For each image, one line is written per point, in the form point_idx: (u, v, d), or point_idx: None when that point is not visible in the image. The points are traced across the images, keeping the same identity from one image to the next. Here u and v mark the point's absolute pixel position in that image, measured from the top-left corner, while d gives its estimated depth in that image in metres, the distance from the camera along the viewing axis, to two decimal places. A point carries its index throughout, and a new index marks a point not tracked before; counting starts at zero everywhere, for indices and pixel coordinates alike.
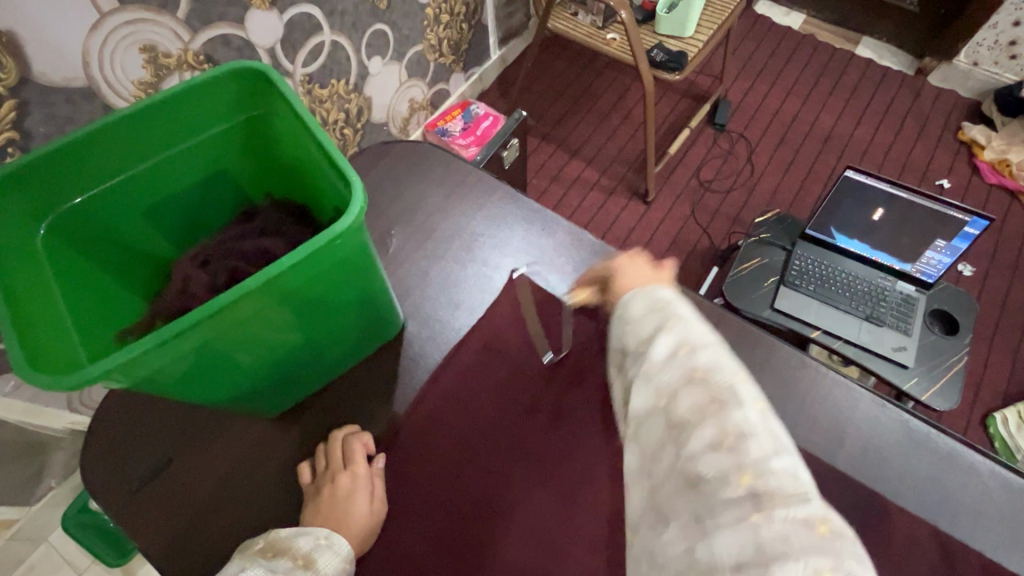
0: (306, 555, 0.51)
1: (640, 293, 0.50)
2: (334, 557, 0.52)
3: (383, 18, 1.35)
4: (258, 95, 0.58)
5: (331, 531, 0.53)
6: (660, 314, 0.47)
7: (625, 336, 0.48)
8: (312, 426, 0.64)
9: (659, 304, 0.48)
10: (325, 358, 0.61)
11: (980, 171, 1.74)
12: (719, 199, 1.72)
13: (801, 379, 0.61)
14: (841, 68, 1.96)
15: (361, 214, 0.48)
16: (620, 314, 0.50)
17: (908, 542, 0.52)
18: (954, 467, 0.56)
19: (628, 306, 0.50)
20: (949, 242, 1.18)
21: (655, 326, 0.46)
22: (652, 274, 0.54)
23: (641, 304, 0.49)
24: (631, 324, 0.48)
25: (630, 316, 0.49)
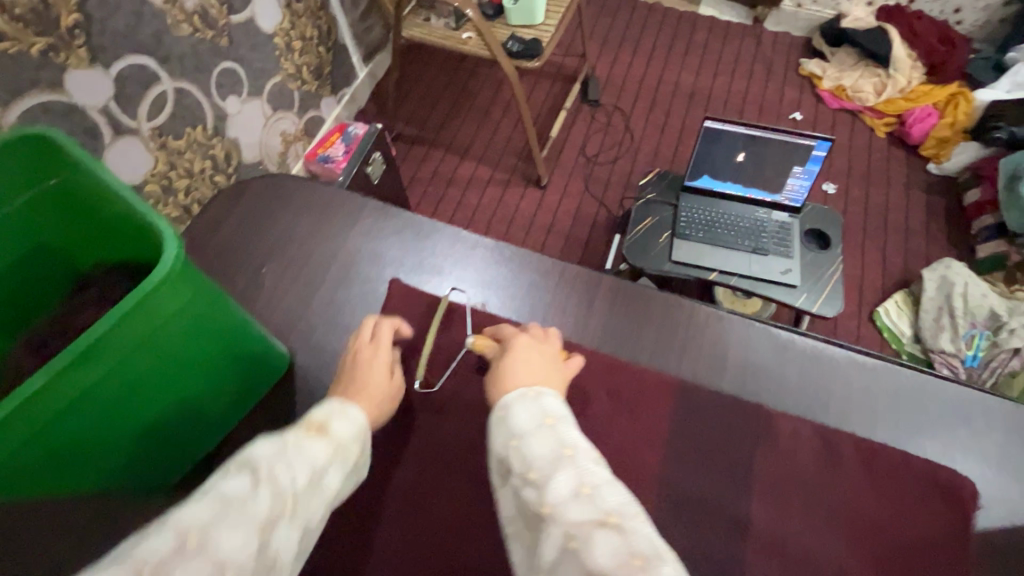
0: (322, 419, 0.51)
1: (529, 401, 0.51)
2: (351, 417, 0.53)
3: (229, 55, 1.30)
4: (58, 164, 0.52)
5: (343, 401, 0.55)
6: (555, 436, 0.47)
7: (518, 442, 0.47)
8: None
9: (549, 421, 0.49)
10: (205, 418, 0.58)
11: (823, 99, 1.93)
12: (607, 170, 1.80)
13: (679, 320, 0.65)
14: (690, 28, 2.11)
15: (182, 251, 0.46)
16: (505, 422, 0.49)
17: (792, 439, 0.57)
18: (816, 363, 0.63)
19: (515, 414, 0.49)
20: (804, 167, 1.32)
21: (553, 454, 0.45)
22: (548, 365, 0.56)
23: (528, 418, 0.49)
24: (523, 441, 0.47)
25: (522, 431, 0.48)
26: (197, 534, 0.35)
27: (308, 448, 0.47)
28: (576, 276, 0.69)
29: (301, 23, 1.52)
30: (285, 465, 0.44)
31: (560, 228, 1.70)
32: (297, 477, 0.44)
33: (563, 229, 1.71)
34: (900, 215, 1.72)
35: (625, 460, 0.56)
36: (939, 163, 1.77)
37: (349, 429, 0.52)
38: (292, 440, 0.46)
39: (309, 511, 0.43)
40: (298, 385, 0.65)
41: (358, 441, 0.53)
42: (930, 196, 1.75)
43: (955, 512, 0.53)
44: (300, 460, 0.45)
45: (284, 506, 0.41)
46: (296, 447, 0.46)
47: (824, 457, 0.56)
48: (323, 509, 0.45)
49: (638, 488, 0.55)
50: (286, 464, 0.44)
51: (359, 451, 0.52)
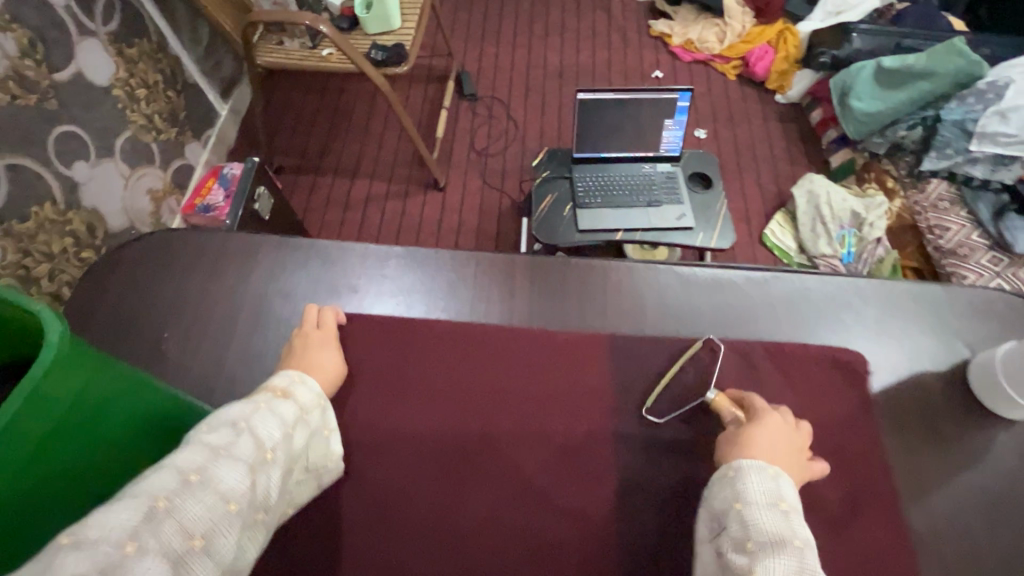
0: (283, 390, 0.53)
1: (759, 475, 0.47)
2: (296, 400, 0.53)
3: (62, 118, 1.17)
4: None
5: (289, 382, 0.54)
6: (787, 523, 0.43)
7: (742, 508, 0.45)
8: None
9: (779, 503, 0.45)
10: None
11: (676, 55, 2.09)
12: (499, 160, 1.83)
13: (593, 279, 0.69)
14: (544, 11, 2.19)
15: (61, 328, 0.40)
16: (734, 482, 0.47)
17: (714, 361, 0.61)
18: (719, 288, 0.69)
19: (748, 481, 0.47)
20: (674, 119, 1.42)
21: (777, 538, 0.43)
22: (788, 445, 0.51)
23: (760, 491, 0.46)
24: (748, 508, 0.45)
25: (750, 499, 0.46)
26: (122, 543, 0.36)
27: (246, 444, 0.46)
28: (489, 262, 0.71)
29: (139, 69, 1.40)
30: (219, 466, 0.43)
31: (469, 226, 1.71)
32: (232, 477, 0.43)
33: (472, 226, 1.72)
34: (764, 145, 1.91)
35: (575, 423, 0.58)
36: (784, 94, 1.99)
37: (293, 414, 0.51)
38: (228, 439, 0.45)
39: (246, 508, 0.43)
40: None
41: (304, 425, 0.52)
42: (783, 123, 1.96)
43: (856, 385, 0.60)
44: (237, 459, 0.44)
45: (216, 508, 0.41)
46: (263, 412, 0.49)
47: (746, 370, 0.61)
48: (266, 502, 0.46)
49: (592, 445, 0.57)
50: (217, 468, 0.43)
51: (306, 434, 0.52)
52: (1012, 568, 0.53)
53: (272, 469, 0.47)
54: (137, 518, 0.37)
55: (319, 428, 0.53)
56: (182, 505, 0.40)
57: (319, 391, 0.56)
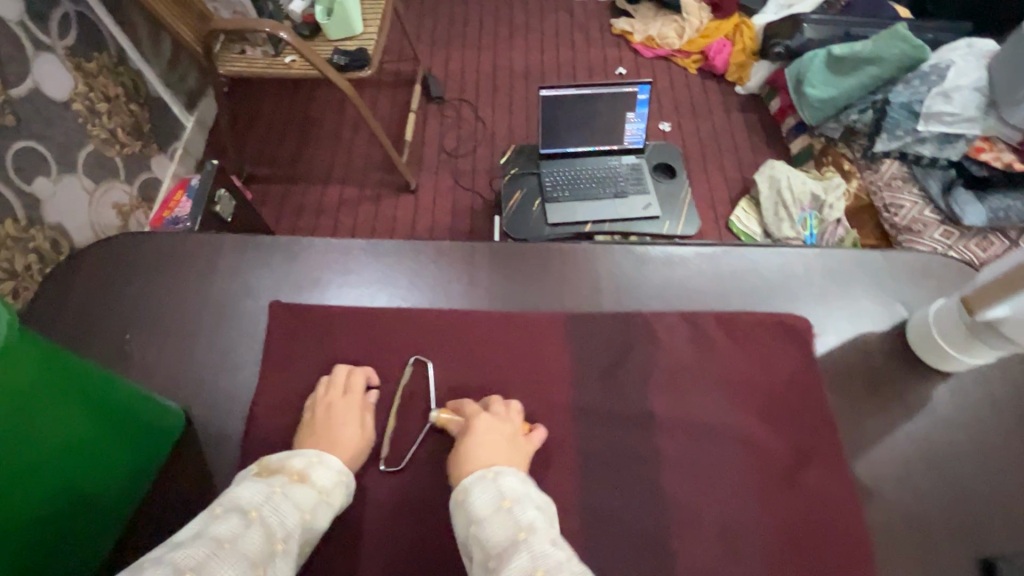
0: (301, 471, 0.51)
1: (483, 486, 0.49)
2: (312, 489, 0.50)
3: (21, 134, 1.16)
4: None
5: (307, 466, 0.52)
6: (511, 518, 0.46)
7: (476, 527, 0.46)
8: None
9: (504, 502, 0.48)
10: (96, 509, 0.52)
11: (639, 51, 2.14)
12: (470, 160, 1.86)
13: (552, 261, 0.71)
14: (508, 13, 2.23)
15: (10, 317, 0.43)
16: (462, 505, 0.49)
17: (669, 331, 0.64)
18: (673, 264, 0.71)
19: (475, 497, 0.49)
20: (635, 112, 1.46)
21: (508, 540, 0.44)
22: (508, 441, 0.55)
23: (485, 500, 0.48)
24: (477, 524, 0.46)
25: (478, 515, 0.47)
26: None
27: (252, 537, 0.43)
28: (450, 251, 0.72)
29: (99, 83, 1.39)
30: (221, 561, 0.40)
31: (442, 226, 1.72)
32: (235, 573, 0.40)
33: (445, 227, 1.73)
34: (726, 135, 1.96)
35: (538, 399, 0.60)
36: (743, 85, 2.05)
37: (308, 505, 0.49)
38: (236, 529, 0.42)
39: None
40: (200, 439, 0.61)
41: (318, 518, 0.49)
42: (744, 114, 2.02)
43: (803, 347, 0.63)
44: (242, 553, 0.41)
45: None
46: (275, 502, 0.47)
47: (698, 338, 0.63)
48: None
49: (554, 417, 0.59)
50: (215, 564, 0.39)
51: (320, 525, 0.49)
52: (949, 510, 0.57)
53: (277, 565, 0.43)
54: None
55: (334, 512, 0.51)
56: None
57: (338, 471, 0.54)
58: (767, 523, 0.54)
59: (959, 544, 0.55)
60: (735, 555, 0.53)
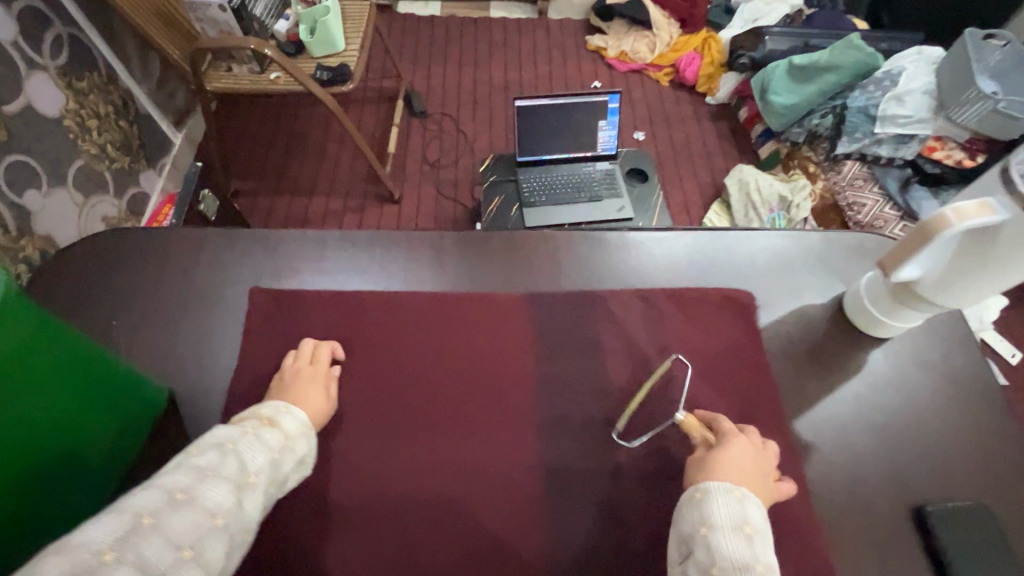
0: (270, 417, 0.55)
1: (731, 500, 0.48)
2: (282, 432, 0.54)
3: (13, 148, 1.20)
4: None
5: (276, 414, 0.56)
6: (751, 547, 0.45)
7: (709, 532, 0.46)
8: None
9: (748, 526, 0.47)
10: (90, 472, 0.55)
11: (613, 66, 2.23)
12: (452, 171, 1.92)
13: (514, 248, 0.76)
14: (487, 31, 2.32)
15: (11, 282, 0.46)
16: (700, 501, 0.49)
17: (622, 307, 0.69)
18: (627, 248, 0.77)
19: (715, 503, 0.48)
20: (607, 120, 1.54)
21: (745, 563, 0.44)
22: (751, 468, 0.53)
23: (729, 514, 0.47)
24: (716, 530, 0.46)
25: (716, 521, 0.47)
26: (102, 550, 0.37)
27: (228, 472, 0.47)
28: (420, 240, 0.77)
29: (90, 101, 1.44)
30: (207, 485, 0.45)
31: None
32: (221, 494, 0.45)
33: None
34: (698, 143, 2.04)
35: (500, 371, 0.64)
36: (713, 96, 2.14)
37: (279, 445, 0.53)
38: (215, 462, 0.47)
39: (229, 533, 0.44)
40: (183, 416, 0.65)
41: (290, 457, 0.54)
42: (715, 122, 2.11)
43: (746, 317, 0.68)
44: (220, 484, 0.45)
45: (202, 523, 0.42)
46: (251, 438, 0.51)
47: (649, 313, 0.68)
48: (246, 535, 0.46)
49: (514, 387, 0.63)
50: (204, 488, 0.44)
51: (291, 464, 0.53)
52: (883, 465, 0.61)
53: (255, 493, 0.48)
54: (120, 535, 0.39)
55: (305, 457, 0.55)
56: (163, 528, 0.40)
57: (304, 420, 0.58)
58: None
59: (891, 492, 0.60)
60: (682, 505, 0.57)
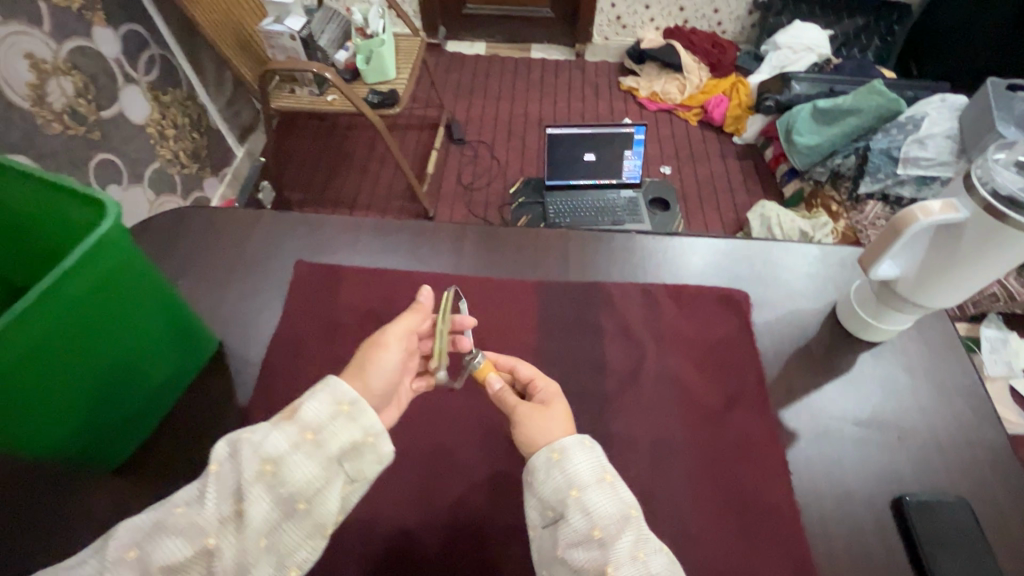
0: (292, 408, 0.46)
1: (584, 453, 0.49)
2: (292, 427, 0.44)
3: (104, 147, 1.38)
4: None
5: (298, 401, 0.46)
6: (617, 493, 0.47)
7: (579, 493, 0.47)
8: (167, 458, 0.65)
9: (606, 476, 0.48)
10: (147, 391, 0.63)
11: (643, 104, 2.35)
12: (483, 193, 2.04)
13: (530, 242, 0.84)
14: (526, 69, 2.49)
15: (118, 222, 0.53)
16: (561, 465, 0.48)
17: (624, 294, 0.75)
18: (634, 248, 0.84)
19: (575, 462, 0.48)
20: (632, 150, 1.63)
21: (619, 514, 0.45)
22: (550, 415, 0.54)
23: (589, 469, 0.48)
24: (582, 486, 0.47)
25: (582, 481, 0.47)
26: None
27: (207, 494, 0.41)
28: (447, 231, 0.86)
29: (170, 113, 1.63)
30: (170, 531, 0.39)
31: None
32: (181, 547, 0.39)
33: None
34: (722, 180, 2.12)
35: (507, 342, 0.71)
36: (740, 135, 2.23)
37: (277, 453, 0.43)
38: (193, 498, 0.41)
39: None
40: (229, 364, 0.74)
41: (301, 462, 0.43)
42: (740, 161, 2.18)
43: (740, 312, 0.73)
44: (198, 509, 0.40)
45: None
46: (244, 450, 0.42)
47: (648, 302, 0.74)
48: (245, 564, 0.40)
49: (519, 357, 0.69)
50: (161, 536, 0.39)
51: (305, 472, 0.43)
52: (865, 459, 0.64)
53: (238, 527, 0.40)
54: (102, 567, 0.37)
55: (331, 458, 0.45)
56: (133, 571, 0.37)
57: (340, 402, 0.47)
58: (696, 446, 0.63)
59: (869, 480, 0.63)
60: (666, 471, 0.62)
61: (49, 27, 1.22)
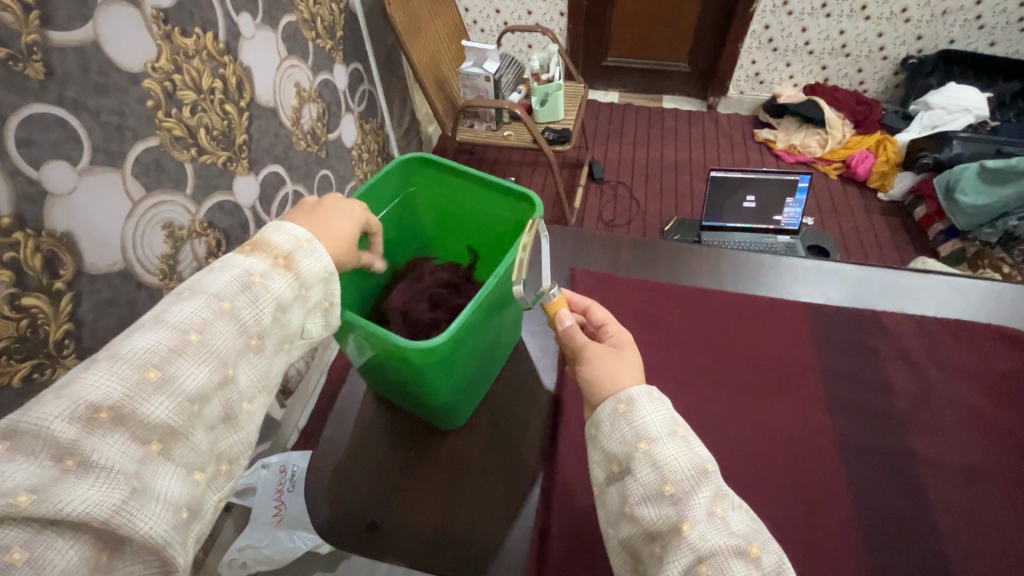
0: (286, 254, 0.52)
1: (650, 404, 0.49)
2: (295, 281, 0.52)
3: (324, 164, 1.44)
4: (421, 173, 0.74)
5: (293, 250, 0.52)
6: (691, 449, 0.46)
7: (648, 447, 0.46)
8: (491, 426, 0.74)
9: (678, 430, 0.47)
10: (498, 358, 0.75)
11: (781, 156, 2.39)
12: (625, 229, 2.12)
13: (783, 268, 0.90)
14: (660, 118, 2.60)
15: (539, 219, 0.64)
16: (628, 416, 0.48)
17: (893, 320, 0.78)
18: (892, 281, 0.87)
19: (644, 413, 0.48)
20: (794, 198, 1.68)
21: (694, 466, 0.45)
22: (616, 361, 0.54)
23: (659, 420, 0.48)
24: (656, 442, 0.46)
25: (652, 435, 0.47)
26: (59, 459, 0.35)
27: (221, 327, 0.45)
28: (697, 252, 0.92)
29: (369, 139, 1.81)
30: (186, 359, 0.42)
31: None
32: (199, 369, 0.42)
33: None
34: (869, 234, 2.09)
35: (789, 355, 0.75)
36: (886, 192, 2.21)
37: (285, 300, 0.50)
38: (197, 323, 0.44)
39: (217, 405, 0.44)
40: (520, 352, 0.81)
41: (296, 311, 0.52)
42: (886, 217, 2.15)
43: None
44: (216, 339, 0.45)
45: (185, 405, 0.41)
46: (250, 292, 0.48)
47: (920, 331, 0.76)
48: (257, 387, 0.48)
49: (801, 369, 0.73)
50: (183, 365, 0.42)
51: (296, 314, 0.52)
52: None
53: (246, 357, 0.47)
54: (128, 385, 0.39)
55: (318, 303, 0.54)
56: (165, 389, 0.40)
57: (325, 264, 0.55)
58: (1008, 475, 0.64)
59: None
60: (979, 494, 0.62)
61: (311, 62, 1.39)
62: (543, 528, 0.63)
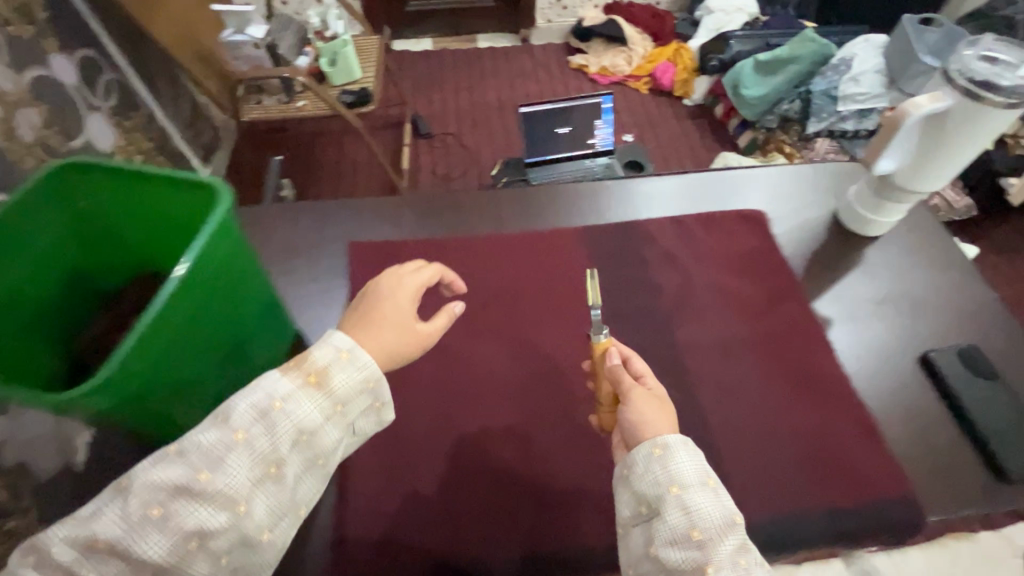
0: (321, 369, 0.49)
1: (684, 454, 0.50)
2: (324, 400, 0.49)
3: None
4: (80, 193, 0.58)
5: (328, 366, 0.50)
6: (719, 500, 0.47)
7: (679, 492, 0.48)
8: None
9: (710, 483, 0.49)
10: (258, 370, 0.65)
11: (595, 79, 2.45)
12: (462, 181, 2.08)
13: (555, 195, 0.89)
14: (478, 59, 2.53)
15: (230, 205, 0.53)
16: (663, 460, 0.49)
17: (655, 225, 0.82)
18: (652, 187, 0.90)
19: (679, 460, 0.49)
20: (602, 119, 1.76)
21: (723, 518, 0.46)
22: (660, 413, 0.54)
23: (691, 471, 0.49)
24: (687, 487, 0.48)
25: (684, 481, 0.48)
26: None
27: (232, 462, 0.45)
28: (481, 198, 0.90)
29: (136, 139, 1.49)
30: (184, 495, 0.43)
31: None
32: (202, 509, 0.43)
33: None
34: (682, 139, 2.25)
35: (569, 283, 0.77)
36: (690, 97, 2.36)
37: (310, 426, 0.48)
38: (208, 451, 0.45)
39: (227, 539, 0.44)
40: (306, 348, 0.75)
41: (330, 430, 0.50)
42: (694, 121, 2.32)
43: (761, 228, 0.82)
44: (228, 474, 0.44)
45: (178, 545, 0.42)
46: (272, 419, 0.47)
47: (679, 230, 0.82)
48: (276, 514, 0.47)
49: (578, 294, 0.76)
50: (180, 504, 0.43)
51: (330, 436, 0.50)
52: (893, 332, 0.74)
53: (265, 486, 0.46)
54: (130, 524, 0.42)
55: (367, 408, 0.52)
56: (162, 527, 0.42)
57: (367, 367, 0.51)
58: (756, 342, 0.71)
59: (902, 348, 0.73)
60: (733, 365, 0.70)
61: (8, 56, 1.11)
62: (340, 528, 0.59)
